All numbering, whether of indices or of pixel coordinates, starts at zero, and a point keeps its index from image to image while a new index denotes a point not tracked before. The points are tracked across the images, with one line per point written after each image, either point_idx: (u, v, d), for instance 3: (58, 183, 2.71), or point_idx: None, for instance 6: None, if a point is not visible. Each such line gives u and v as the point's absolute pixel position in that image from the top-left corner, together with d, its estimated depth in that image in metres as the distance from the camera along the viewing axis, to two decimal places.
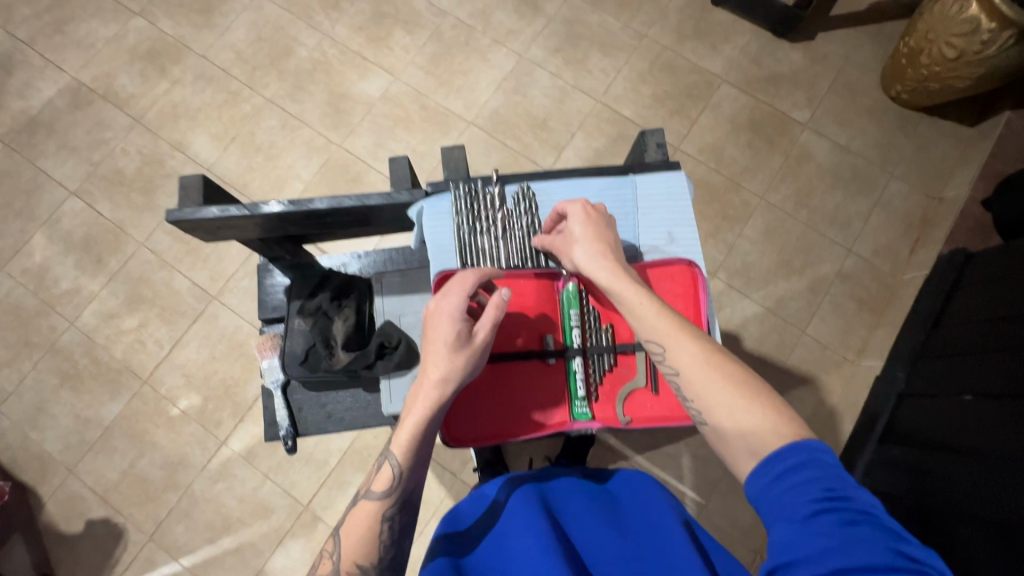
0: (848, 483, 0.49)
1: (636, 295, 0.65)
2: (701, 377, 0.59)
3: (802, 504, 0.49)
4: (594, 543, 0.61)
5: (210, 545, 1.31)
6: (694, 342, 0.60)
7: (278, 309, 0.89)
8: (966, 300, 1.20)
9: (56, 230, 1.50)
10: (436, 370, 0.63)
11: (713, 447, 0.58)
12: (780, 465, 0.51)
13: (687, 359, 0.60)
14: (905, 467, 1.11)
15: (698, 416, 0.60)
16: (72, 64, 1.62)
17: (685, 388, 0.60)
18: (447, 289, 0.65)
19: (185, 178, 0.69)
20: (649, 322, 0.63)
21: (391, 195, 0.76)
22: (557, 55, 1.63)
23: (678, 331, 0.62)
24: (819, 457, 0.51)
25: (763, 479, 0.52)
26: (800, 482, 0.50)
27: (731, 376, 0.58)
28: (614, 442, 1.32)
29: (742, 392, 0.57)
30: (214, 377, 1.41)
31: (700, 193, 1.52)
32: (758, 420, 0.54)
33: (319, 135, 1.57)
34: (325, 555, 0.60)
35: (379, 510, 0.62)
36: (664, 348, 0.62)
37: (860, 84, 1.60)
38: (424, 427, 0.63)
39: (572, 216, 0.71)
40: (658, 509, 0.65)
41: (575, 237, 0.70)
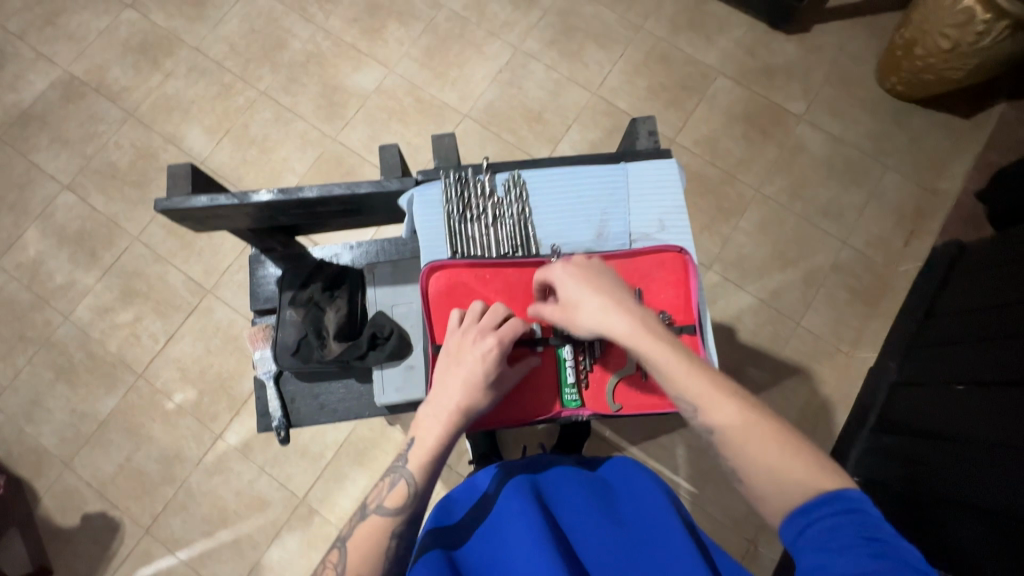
0: (888, 530, 0.48)
1: (660, 350, 0.62)
2: (738, 436, 0.57)
3: (834, 541, 0.48)
4: (585, 532, 0.61)
5: (207, 538, 1.31)
6: (730, 399, 0.59)
7: (270, 300, 0.89)
8: (959, 292, 1.20)
9: (50, 223, 1.50)
10: (458, 394, 0.64)
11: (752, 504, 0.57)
12: (817, 512, 0.51)
13: (722, 416, 0.58)
14: (898, 457, 1.11)
15: (735, 474, 0.58)
16: (64, 56, 1.61)
17: (720, 445, 0.58)
18: (470, 325, 0.67)
19: (175, 167, 0.69)
20: (680, 380, 0.60)
21: (381, 183, 0.76)
22: (552, 47, 1.62)
23: (711, 388, 0.60)
24: (858, 505, 0.50)
25: (797, 525, 0.51)
26: (835, 524, 0.49)
27: (768, 432, 0.56)
28: (609, 434, 1.33)
29: (783, 444, 0.55)
30: (210, 371, 1.41)
31: (695, 185, 1.52)
32: (806, 470, 0.53)
33: (313, 128, 1.56)
34: (327, 565, 0.58)
35: (388, 526, 0.60)
36: (697, 407, 0.60)
37: (855, 76, 1.60)
38: (443, 446, 0.64)
39: (558, 279, 0.67)
40: (649, 493, 0.65)
41: (578, 299, 0.65)
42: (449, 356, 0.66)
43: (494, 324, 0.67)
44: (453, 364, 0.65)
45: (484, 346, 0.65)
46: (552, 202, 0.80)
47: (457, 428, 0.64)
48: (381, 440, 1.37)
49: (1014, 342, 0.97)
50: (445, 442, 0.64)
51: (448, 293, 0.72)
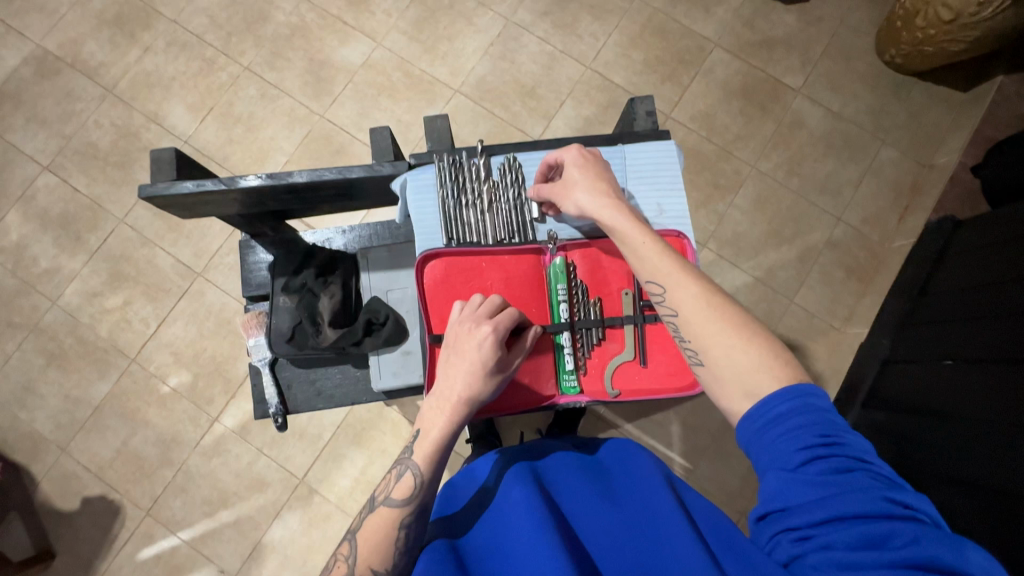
0: (837, 429, 0.51)
1: (639, 235, 0.65)
2: (699, 315, 0.60)
3: (795, 452, 0.51)
4: (585, 513, 0.62)
5: (208, 519, 1.32)
6: (695, 282, 0.62)
7: (262, 286, 0.87)
8: (952, 269, 1.21)
9: (31, 206, 1.46)
10: (459, 386, 0.64)
11: (707, 390, 0.61)
12: (773, 413, 0.53)
13: (685, 296, 0.61)
14: (888, 431, 1.14)
15: (694, 356, 0.61)
16: (36, 30, 1.53)
17: (682, 326, 0.62)
18: (467, 314, 0.66)
19: (158, 152, 0.66)
20: (651, 262, 0.64)
21: (372, 167, 0.74)
22: (546, 18, 1.57)
23: (679, 272, 0.63)
24: (811, 405, 0.53)
25: (754, 428, 0.54)
26: (792, 428, 0.52)
27: (729, 320, 0.59)
28: (604, 412, 1.35)
29: (739, 332, 0.58)
30: (203, 354, 1.40)
31: (691, 162, 1.50)
32: (755, 360, 0.56)
33: (301, 105, 1.52)
34: (339, 559, 0.60)
35: (396, 517, 0.61)
36: (664, 289, 0.63)
37: (854, 48, 1.57)
38: (448, 437, 0.64)
39: (567, 162, 0.71)
40: (644, 470, 0.67)
41: (574, 178, 0.69)
42: (449, 345, 0.66)
43: (491, 313, 0.66)
44: (455, 353, 0.65)
45: (481, 334, 0.64)
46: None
47: (462, 416, 0.64)
48: (378, 421, 1.38)
49: (1003, 319, 0.99)
50: (450, 433, 0.64)
51: (444, 281, 0.72)
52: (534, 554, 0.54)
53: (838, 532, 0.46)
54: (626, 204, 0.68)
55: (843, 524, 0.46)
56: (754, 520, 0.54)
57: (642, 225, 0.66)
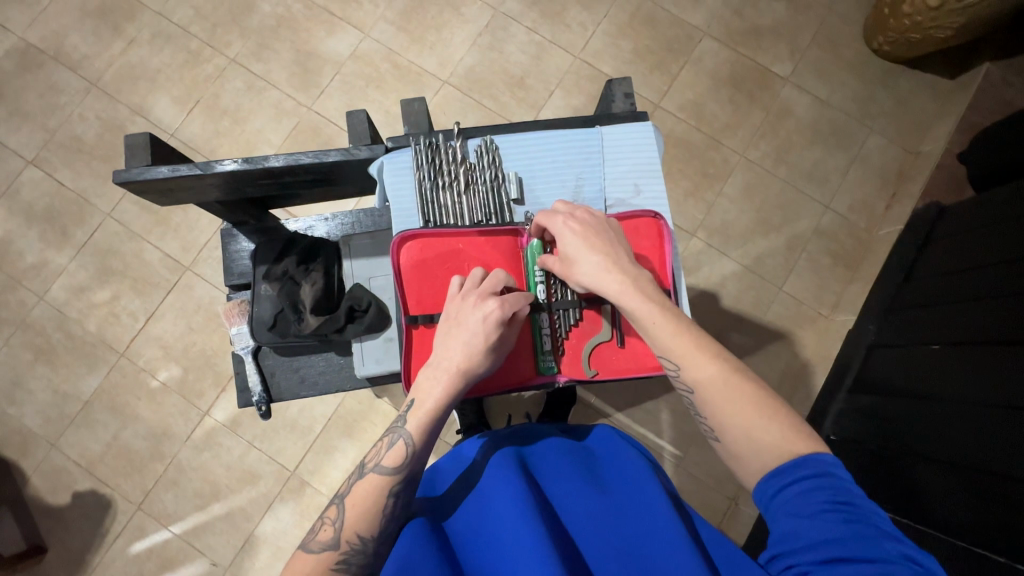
0: (857, 493, 0.51)
1: (650, 311, 0.63)
2: (719, 392, 0.59)
3: (809, 505, 0.51)
4: (570, 498, 0.63)
5: (199, 512, 1.32)
6: (713, 361, 0.60)
7: (244, 275, 0.87)
8: (938, 254, 1.21)
9: (16, 201, 1.44)
10: (457, 358, 0.64)
11: (728, 465, 0.60)
12: (791, 475, 0.53)
13: (704, 376, 0.60)
14: (873, 415, 1.15)
15: (711, 433, 0.61)
16: (18, 22, 1.52)
17: (700, 405, 0.61)
18: (470, 290, 0.68)
19: (132, 137, 0.66)
20: (666, 339, 0.62)
21: (350, 151, 0.74)
22: (534, 8, 1.57)
23: (697, 349, 0.61)
24: (829, 470, 0.53)
25: (772, 487, 0.54)
26: (808, 487, 0.52)
27: (750, 399, 0.58)
28: (594, 401, 1.35)
29: (759, 408, 0.58)
30: (193, 348, 1.40)
31: (679, 151, 1.50)
32: (777, 437, 0.56)
33: (288, 97, 1.51)
34: (326, 522, 0.60)
35: (385, 486, 0.61)
36: (678, 365, 0.61)
37: (842, 36, 1.57)
38: (440, 410, 0.64)
39: (559, 234, 0.68)
40: (632, 460, 0.67)
41: (573, 255, 0.66)
42: (447, 319, 0.67)
43: (495, 289, 0.68)
44: (455, 328, 0.65)
45: (486, 309, 0.65)
46: (526, 168, 0.79)
47: (458, 390, 0.64)
48: (369, 413, 1.38)
49: (987, 304, 0.99)
50: (444, 405, 0.64)
51: (421, 262, 0.72)
52: (517, 538, 0.55)
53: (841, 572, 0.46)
54: (637, 278, 0.65)
55: (848, 567, 0.46)
56: (763, 563, 0.54)
57: (652, 297, 0.64)
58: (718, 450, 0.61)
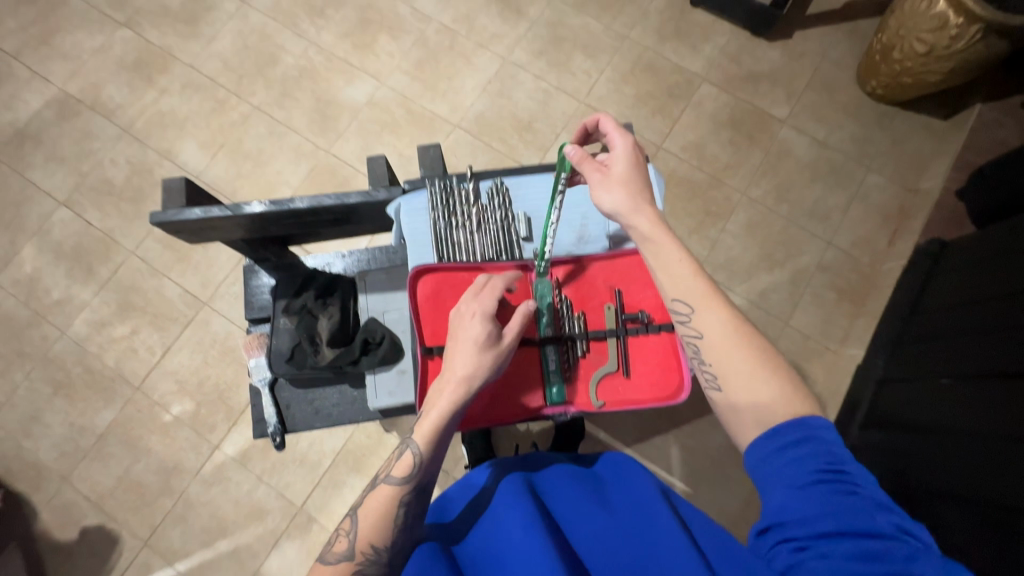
0: (847, 458, 0.52)
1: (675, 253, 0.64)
2: (724, 341, 0.60)
3: (802, 474, 0.52)
4: (577, 519, 0.64)
5: (206, 549, 1.31)
6: (726, 309, 0.61)
7: (264, 309, 0.91)
8: (944, 288, 1.22)
9: (47, 240, 1.51)
10: (462, 366, 0.65)
11: (719, 413, 0.61)
12: (785, 438, 0.54)
13: (716, 323, 0.61)
14: (886, 450, 1.14)
15: (713, 381, 0.61)
16: (60, 75, 1.63)
17: (705, 352, 0.61)
18: (471, 299, 0.68)
19: (169, 181, 0.71)
20: (682, 284, 0.63)
21: (369, 194, 0.78)
22: (540, 57, 1.66)
23: (710, 296, 0.62)
24: (819, 435, 0.53)
25: (764, 451, 0.55)
26: (801, 455, 0.53)
27: (756, 355, 0.59)
28: (603, 436, 1.35)
29: (762, 363, 0.59)
30: (207, 382, 1.42)
31: (682, 189, 1.55)
32: (777, 391, 0.57)
33: (307, 141, 1.59)
34: (340, 534, 0.61)
35: (396, 496, 0.62)
36: (691, 310, 0.62)
37: (837, 81, 1.63)
38: (447, 419, 0.65)
39: (620, 149, 0.66)
40: (639, 482, 0.69)
41: (621, 177, 0.66)
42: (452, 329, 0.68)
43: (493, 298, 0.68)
44: (458, 338, 0.66)
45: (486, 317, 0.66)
46: (534, 208, 0.83)
47: (463, 398, 0.65)
48: (377, 448, 1.38)
49: (992, 337, 1.00)
50: (451, 412, 0.64)
51: (434, 295, 0.75)
52: (525, 552, 0.57)
53: (837, 546, 0.48)
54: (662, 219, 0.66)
55: (844, 541, 0.48)
56: (753, 534, 0.54)
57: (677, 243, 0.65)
58: (715, 400, 0.61)
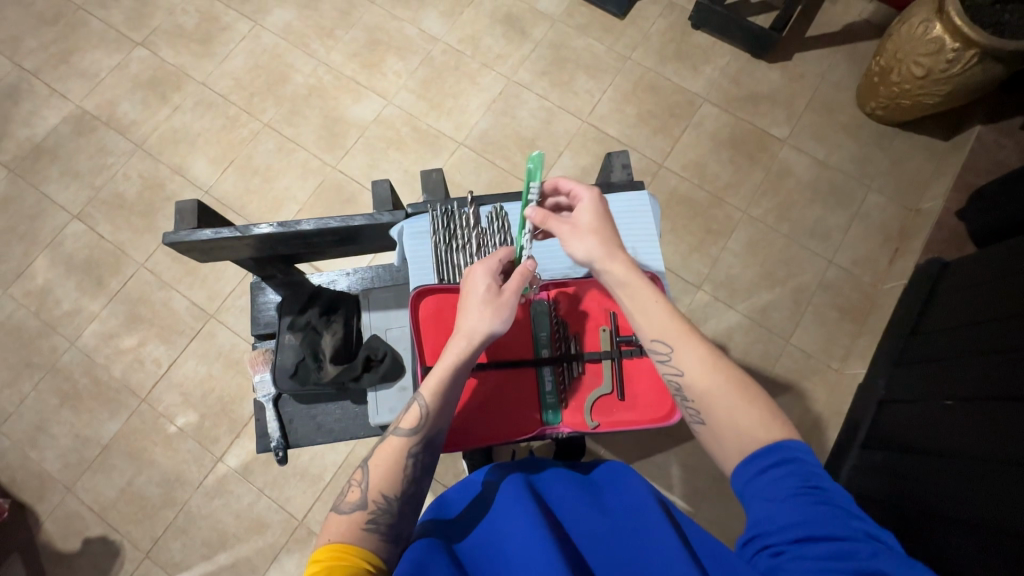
0: (824, 475, 0.53)
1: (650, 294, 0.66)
2: (705, 372, 0.61)
3: (780, 487, 0.53)
4: (579, 519, 0.66)
5: (206, 562, 1.32)
6: (703, 344, 0.63)
7: (270, 325, 0.92)
8: (945, 309, 1.23)
9: (59, 252, 1.55)
10: (464, 324, 0.66)
11: (706, 446, 0.61)
12: (764, 459, 0.55)
13: (694, 361, 0.62)
14: (887, 471, 1.13)
15: (696, 415, 0.62)
16: (77, 92, 1.68)
17: (686, 389, 0.62)
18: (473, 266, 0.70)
19: (182, 204, 0.73)
20: (660, 323, 0.65)
21: (374, 216, 0.81)
22: (544, 77, 1.69)
23: (686, 333, 0.64)
24: (798, 455, 0.54)
25: (745, 474, 0.56)
26: (780, 470, 0.54)
27: (733, 390, 0.60)
28: (603, 452, 1.35)
29: (742, 392, 0.60)
30: (211, 394, 1.44)
31: (683, 208, 1.57)
32: (756, 419, 0.58)
33: (314, 157, 1.62)
34: (353, 485, 0.62)
35: (405, 446, 0.65)
36: (671, 349, 0.63)
37: (836, 102, 1.66)
38: (453, 374, 0.66)
39: (586, 202, 0.71)
40: (633, 485, 0.71)
41: (590, 227, 0.69)
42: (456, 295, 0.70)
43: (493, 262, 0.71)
44: (461, 299, 0.68)
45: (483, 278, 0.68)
46: (531, 233, 0.86)
47: (468, 352, 0.66)
48: None
49: (992, 360, 1.01)
50: (457, 368, 0.66)
51: (435, 314, 0.76)
52: (527, 550, 0.58)
53: (812, 547, 0.48)
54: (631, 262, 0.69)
55: (817, 543, 0.48)
56: (738, 547, 0.55)
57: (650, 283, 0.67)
58: (700, 432, 0.62)
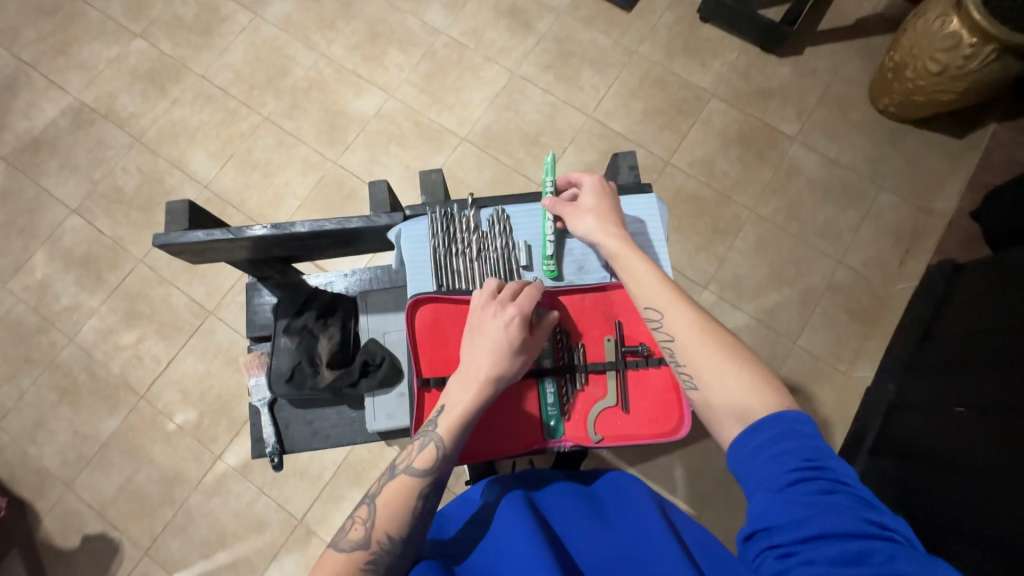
0: (826, 454, 0.51)
1: (641, 264, 0.70)
2: (694, 337, 0.62)
3: (781, 474, 0.51)
4: (580, 534, 0.65)
5: (205, 560, 1.31)
6: (691, 309, 0.64)
7: (266, 327, 0.91)
8: (958, 313, 1.20)
9: (58, 247, 1.53)
10: (485, 366, 0.66)
11: (701, 416, 0.61)
12: (762, 435, 0.54)
13: (683, 322, 0.63)
14: (896, 478, 1.11)
15: (690, 381, 0.62)
16: (75, 85, 1.66)
17: (679, 352, 0.63)
18: (492, 300, 0.70)
19: (173, 204, 0.71)
20: (651, 290, 0.67)
21: (371, 219, 0.78)
22: (548, 71, 1.66)
23: (675, 299, 0.66)
24: (797, 433, 0.53)
25: (746, 447, 0.54)
26: (780, 452, 0.52)
27: (724, 353, 0.60)
28: (606, 455, 1.33)
29: (731, 357, 0.60)
30: (210, 392, 1.43)
31: (690, 206, 1.54)
32: (746, 385, 0.57)
33: (315, 152, 1.60)
34: (356, 521, 0.61)
35: (416, 486, 0.63)
36: (661, 314, 0.65)
37: (848, 98, 1.62)
38: (470, 417, 0.66)
39: (588, 186, 0.78)
40: (637, 499, 0.70)
41: (590, 207, 0.76)
42: (472, 330, 0.69)
43: (513, 295, 0.70)
44: (480, 337, 0.68)
45: (507, 315, 0.68)
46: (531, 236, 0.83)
47: (487, 396, 0.66)
48: (379, 462, 1.37)
49: (1003, 367, 0.98)
50: (473, 411, 0.66)
51: (432, 325, 0.74)
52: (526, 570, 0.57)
53: (821, 549, 0.46)
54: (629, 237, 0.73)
55: (827, 544, 0.46)
56: (739, 542, 0.52)
57: (643, 257, 0.71)
58: (694, 400, 0.62)
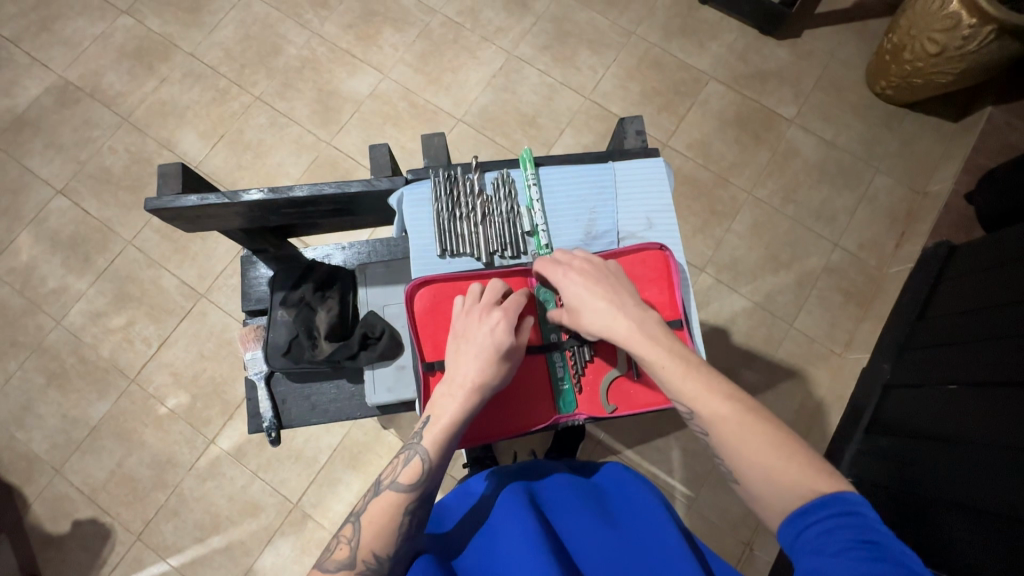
0: (885, 535, 0.47)
1: (656, 355, 0.62)
2: (735, 433, 0.56)
3: (832, 544, 0.47)
4: (578, 531, 0.64)
5: (199, 544, 1.30)
6: (723, 402, 0.58)
7: (261, 301, 0.89)
8: (952, 293, 1.21)
9: (42, 228, 1.49)
10: (466, 375, 0.65)
11: (753, 510, 0.56)
12: (817, 512, 0.50)
13: (715, 419, 0.58)
14: (890, 456, 1.12)
15: (731, 476, 0.58)
16: (59, 62, 1.61)
17: (715, 446, 0.58)
18: (472, 305, 0.69)
19: (165, 167, 0.69)
20: (676, 384, 0.61)
21: (371, 182, 0.77)
22: (546, 52, 1.64)
23: (704, 390, 0.59)
24: (855, 509, 0.49)
25: (794, 529, 0.50)
26: (832, 525, 0.48)
27: (764, 438, 0.55)
28: (604, 437, 1.33)
29: (777, 449, 0.54)
30: (203, 375, 1.40)
31: (688, 188, 1.53)
32: (796, 476, 0.52)
33: (308, 133, 1.57)
34: (341, 541, 0.60)
35: (402, 502, 0.62)
36: (692, 410, 0.60)
37: (845, 81, 1.61)
38: (455, 427, 0.64)
39: (561, 283, 0.69)
40: (639, 495, 0.71)
41: (577, 306, 0.68)
42: (454, 343, 0.68)
43: (496, 300, 0.70)
44: (461, 349, 0.67)
45: (491, 321, 0.67)
46: (543, 186, 0.81)
47: (472, 405, 0.64)
48: (375, 444, 1.36)
49: (1001, 344, 0.99)
50: (461, 419, 0.64)
51: (434, 307, 0.73)
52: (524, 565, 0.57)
53: None
54: (640, 328, 0.65)
55: None
56: None
57: (657, 341, 0.63)
58: (739, 493, 0.57)
